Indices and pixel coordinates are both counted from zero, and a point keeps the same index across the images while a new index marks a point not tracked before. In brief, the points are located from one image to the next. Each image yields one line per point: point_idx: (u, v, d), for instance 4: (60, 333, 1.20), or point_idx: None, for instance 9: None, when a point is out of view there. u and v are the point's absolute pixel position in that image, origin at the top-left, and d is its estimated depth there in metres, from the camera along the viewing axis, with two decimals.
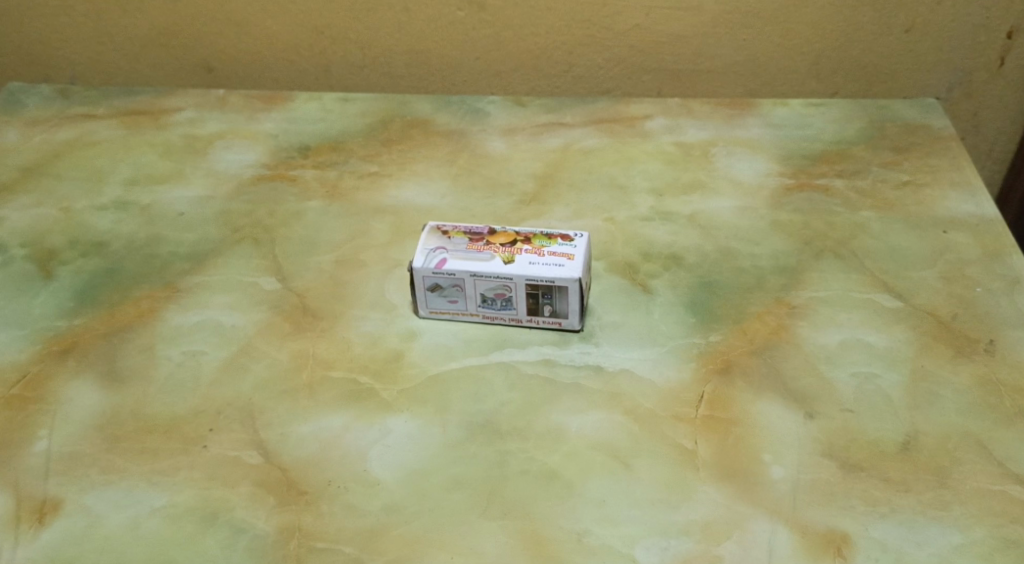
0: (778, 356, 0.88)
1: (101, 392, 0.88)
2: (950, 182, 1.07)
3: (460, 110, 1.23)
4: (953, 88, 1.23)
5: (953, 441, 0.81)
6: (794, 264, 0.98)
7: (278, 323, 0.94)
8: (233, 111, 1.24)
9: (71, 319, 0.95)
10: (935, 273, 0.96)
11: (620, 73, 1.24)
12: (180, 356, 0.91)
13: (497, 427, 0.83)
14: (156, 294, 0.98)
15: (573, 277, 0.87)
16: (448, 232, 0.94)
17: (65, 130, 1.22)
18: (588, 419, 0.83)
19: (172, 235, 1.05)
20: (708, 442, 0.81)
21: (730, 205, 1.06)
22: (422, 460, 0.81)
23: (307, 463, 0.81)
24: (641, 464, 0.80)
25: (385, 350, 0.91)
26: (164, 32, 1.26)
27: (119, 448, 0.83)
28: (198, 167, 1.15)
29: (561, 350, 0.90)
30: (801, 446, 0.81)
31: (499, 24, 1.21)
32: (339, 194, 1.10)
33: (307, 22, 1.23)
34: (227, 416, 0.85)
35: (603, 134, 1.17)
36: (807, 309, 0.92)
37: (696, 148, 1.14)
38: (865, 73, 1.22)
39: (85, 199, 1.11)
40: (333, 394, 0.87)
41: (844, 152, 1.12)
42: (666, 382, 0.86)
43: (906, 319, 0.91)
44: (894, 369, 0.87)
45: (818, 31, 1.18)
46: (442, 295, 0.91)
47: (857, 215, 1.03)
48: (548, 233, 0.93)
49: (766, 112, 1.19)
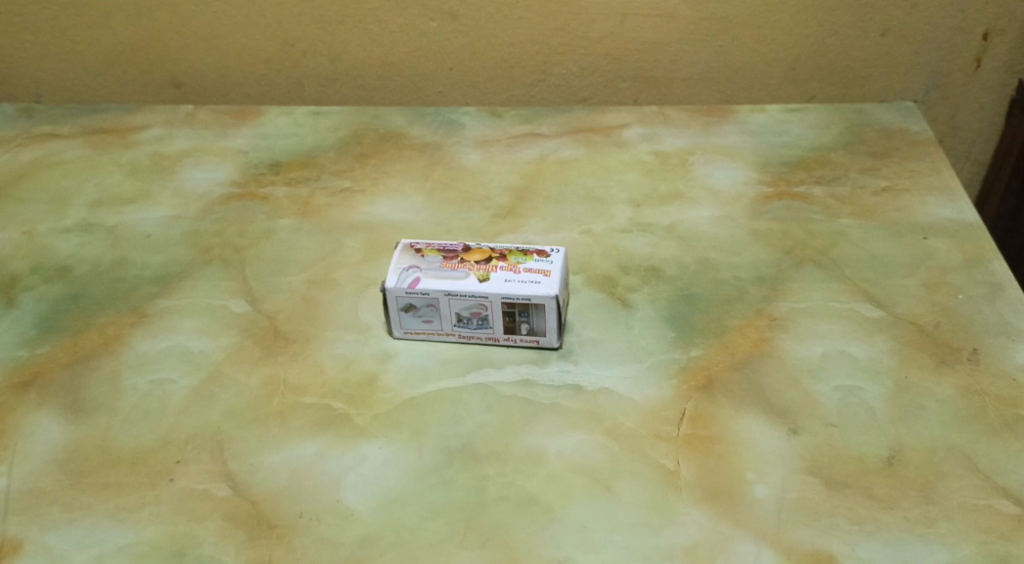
0: (759, 370, 0.86)
1: (65, 424, 0.85)
2: (929, 187, 1.05)
3: (433, 122, 1.21)
4: (930, 91, 1.22)
5: (938, 454, 0.79)
6: (775, 274, 0.96)
7: (249, 347, 0.91)
8: (201, 128, 1.21)
9: (33, 348, 0.92)
10: (916, 281, 0.94)
11: (595, 81, 1.22)
12: (148, 385, 0.88)
13: (474, 451, 0.81)
14: (122, 320, 0.95)
15: (550, 295, 0.85)
16: (421, 250, 0.91)
17: (28, 151, 1.19)
18: (568, 441, 0.81)
19: (139, 258, 1.03)
20: (690, 461, 0.79)
21: (708, 214, 1.04)
22: (397, 488, 0.79)
23: (278, 495, 0.79)
24: (623, 486, 0.78)
25: (358, 373, 0.88)
26: (130, 48, 1.23)
27: (83, 483, 0.81)
28: (166, 186, 1.13)
29: (540, 368, 0.87)
30: (785, 464, 0.79)
31: (472, 34, 1.19)
32: (311, 211, 1.08)
33: (276, 36, 1.20)
34: (195, 446, 0.83)
35: (579, 144, 1.15)
36: (788, 321, 0.91)
37: (674, 157, 1.12)
38: (843, 77, 1.20)
39: (48, 223, 1.08)
40: (304, 421, 0.84)
41: (822, 158, 1.10)
42: (647, 399, 0.84)
43: (888, 329, 0.89)
44: (877, 381, 0.85)
45: (794, 36, 1.17)
46: (416, 315, 0.89)
47: (837, 222, 1.02)
48: (524, 249, 0.91)
49: (743, 119, 1.18)
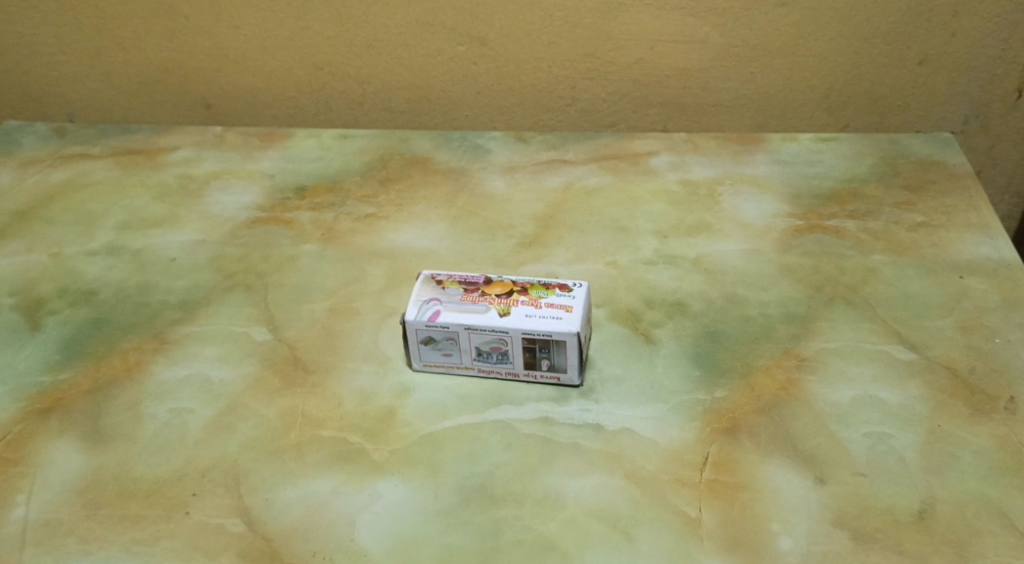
0: (786, 414, 0.84)
1: (84, 452, 0.85)
2: (966, 223, 1.02)
3: (459, 147, 1.20)
4: (969, 121, 1.19)
5: (972, 510, 0.77)
6: (804, 312, 0.94)
7: (269, 377, 0.91)
8: (229, 150, 1.22)
9: (56, 374, 0.92)
10: (951, 323, 0.91)
11: (624, 107, 1.21)
12: (167, 414, 0.88)
13: (491, 492, 0.80)
14: (145, 346, 0.95)
15: (572, 332, 0.84)
16: (442, 282, 0.90)
17: (59, 172, 1.20)
18: (587, 484, 0.80)
19: (163, 282, 1.03)
20: (713, 509, 0.77)
21: (737, 247, 1.02)
22: (413, 528, 0.78)
23: (292, 533, 0.78)
24: (642, 534, 0.76)
25: (376, 407, 0.87)
26: (161, 68, 1.23)
27: (99, 514, 0.81)
28: (193, 210, 1.13)
29: (561, 407, 0.86)
30: (811, 514, 0.77)
31: (501, 59, 1.18)
32: (334, 237, 1.07)
33: (304, 59, 1.20)
34: (211, 479, 0.82)
35: (606, 172, 1.14)
36: (817, 362, 0.88)
37: (703, 187, 1.10)
38: (878, 105, 1.18)
39: (76, 245, 1.08)
40: (321, 456, 0.83)
41: (855, 191, 1.08)
42: (670, 442, 0.82)
43: (922, 374, 0.87)
44: (908, 429, 0.83)
45: (828, 64, 1.15)
46: (436, 348, 0.88)
47: (869, 259, 0.99)
48: (546, 283, 0.90)
49: (774, 148, 1.16)
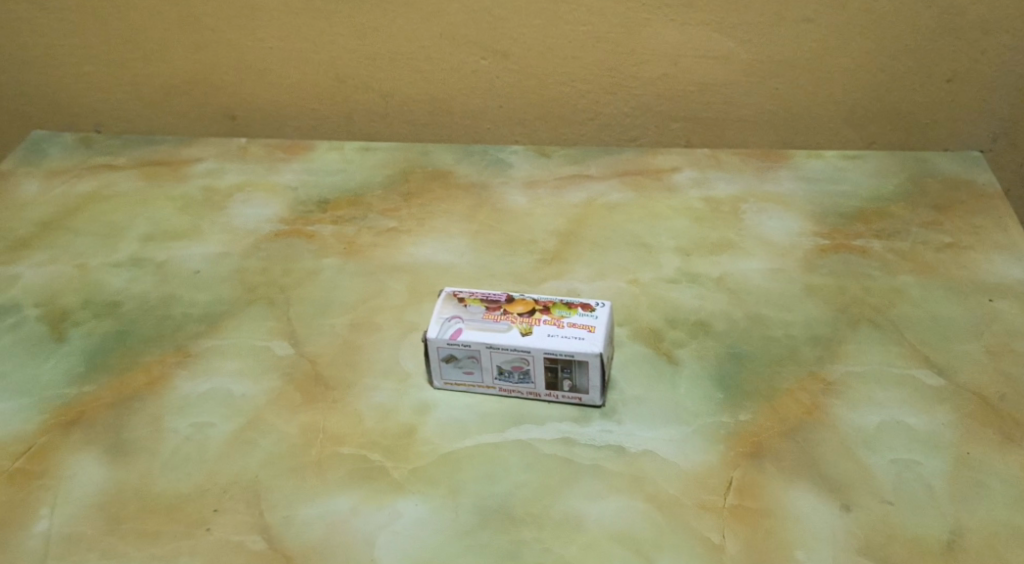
0: (810, 438, 0.83)
1: (106, 466, 0.86)
2: (995, 244, 1.01)
3: (482, 161, 1.20)
4: (997, 139, 1.18)
5: (1001, 540, 0.76)
6: (829, 334, 0.93)
7: (290, 393, 0.91)
8: (253, 162, 1.22)
9: (79, 386, 0.93)
10: (979, 347, 0.90)
11: (647, 121, 1.20)
12: (188, 429, 0.88)
13: (512, 514, 0.79)
14: (167, 359, 0.95)
15: (594, 352, 0.83)
16: (464, 299, 0.90)
17: (84, 183, 1.21)
18: (609, 507, 0.79)
19: (186, 294, 1.03)
20: (736, 535, 0.77)
21: (760, 266, 1.01)
22: (433, 549, 0.77)
23: (313, 551, 0.78)
24: (664, 559, 0.76)
25: (396, 425, 0.87)
26: (186, 80, 1.24)
27: (121, 529, 0.81)
28: (216, 222, 1.13)
29: (582, 427, 0.85)
30: (835, 542, 0.76)
31: (524, 73, 1.18)
32: (356, 251, 1.07)
33: (328, 72, 1.21)
34: (232, 496, 0.83)
35: (628, 188, 1.14)
36: (841, 385, 0.88)
37: (726, 204, 1.10)
38: (904, 122, 1.17)
39: (100, 256, 1.09)
40: (342, 474, 0.83)
41: (881, 210, 1.07)
42: (693, 465, 0.82)
43: (949, 399, 0.86)
44: (935, 456, 0.82)
45: (854, 81, 1.14)
46: (457, 366, 0.87)
47: (894, 279, 0.98)
48: (568, 302, 0.90)
49: (798, 165, 1.15)
